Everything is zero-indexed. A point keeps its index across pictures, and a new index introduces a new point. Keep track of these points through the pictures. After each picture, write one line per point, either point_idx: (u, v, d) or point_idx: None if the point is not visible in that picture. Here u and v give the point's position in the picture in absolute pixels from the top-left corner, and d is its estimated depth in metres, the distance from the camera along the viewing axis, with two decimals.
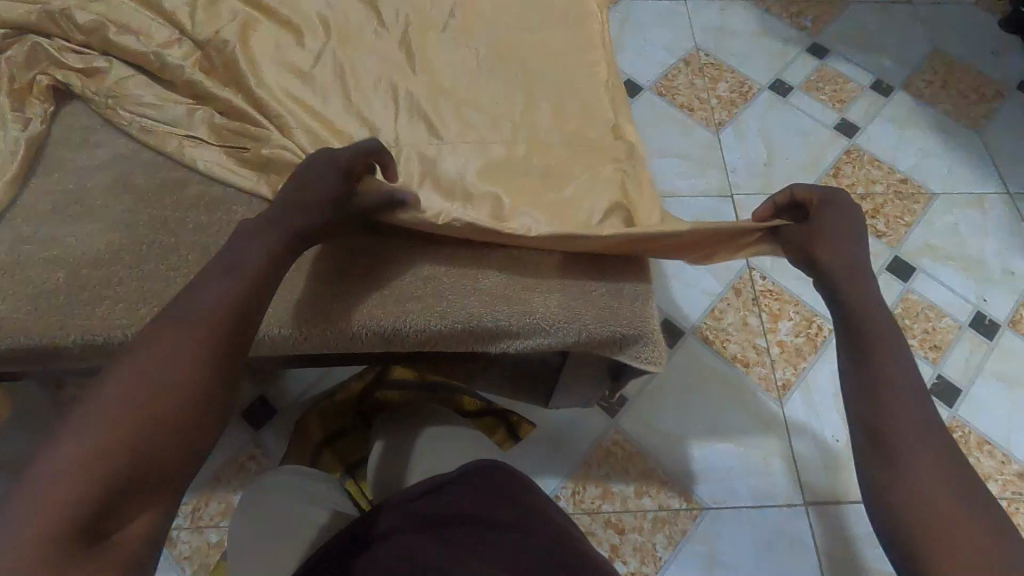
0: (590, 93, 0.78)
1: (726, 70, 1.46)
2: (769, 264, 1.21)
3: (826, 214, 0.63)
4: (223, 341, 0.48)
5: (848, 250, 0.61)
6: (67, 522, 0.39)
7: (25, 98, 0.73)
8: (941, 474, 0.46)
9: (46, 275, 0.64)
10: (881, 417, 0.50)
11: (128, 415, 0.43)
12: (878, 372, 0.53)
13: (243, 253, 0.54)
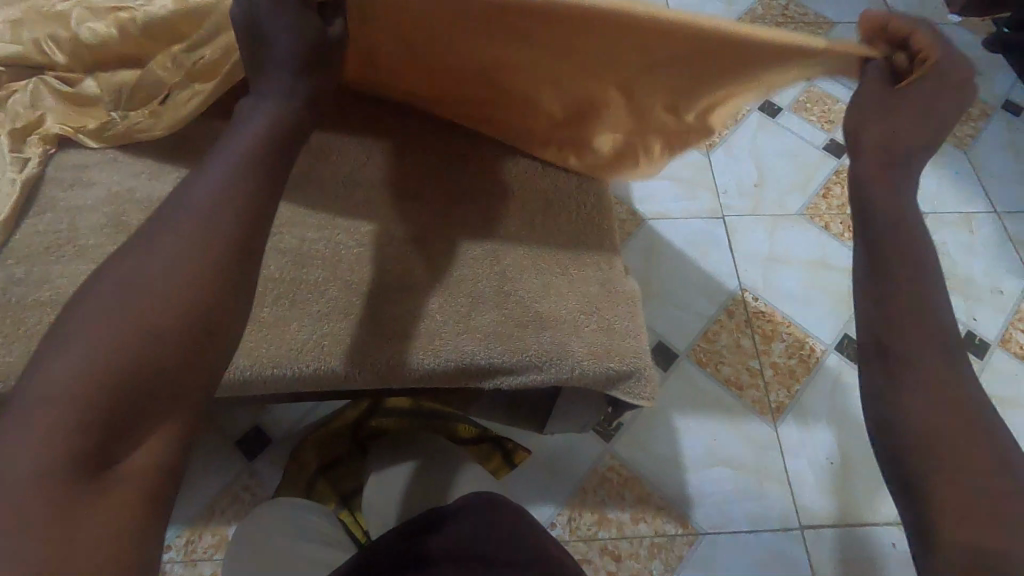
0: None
1: None
2: (761, 286, 1.22)
3: (932, 75, 0.48)
4: (220, 241, 0.41)
5: (911, 127, 0.49)
6: (63, 452, 0.35)
7: (23, 138, 0.72)
8: (967, 420, 0.41)
9: (40, 317, 0.64)
10: (898, 336, 0.45)
11: (117, 332, 0.37)
12: (897, 284, 0.46)
13: (237, 138, 0.46)
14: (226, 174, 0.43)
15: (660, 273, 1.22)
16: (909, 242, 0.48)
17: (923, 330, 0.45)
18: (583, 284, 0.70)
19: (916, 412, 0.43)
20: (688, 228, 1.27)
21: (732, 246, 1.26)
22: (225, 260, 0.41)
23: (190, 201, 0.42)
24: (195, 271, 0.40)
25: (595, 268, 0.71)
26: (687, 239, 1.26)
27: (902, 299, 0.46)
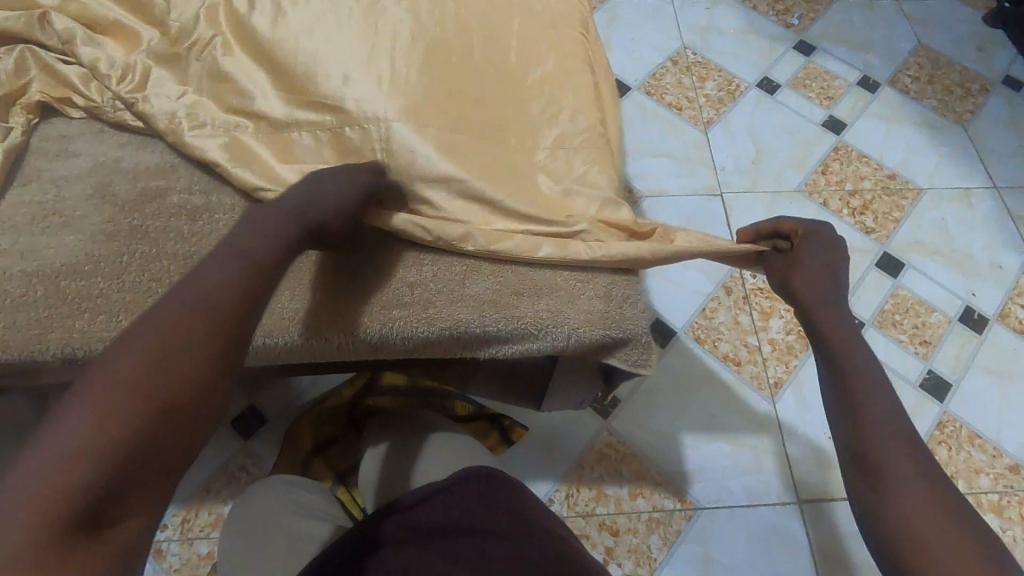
0: (576, 90, 0.76)
1: (713, 69, 1.46)
2: None
3: (808, 244, 0.69)
4: (233, 326, 0.48)
5: (824, 271, 0.67)
6: (65, 512, 0.37)
7: (8, 107, 0.71)
8: (939, 501, 0.48)
9: (25, 288, 0.63)
10: (869, 441, 0.53)
11: (132, 402, 0.41)
12: (859, 393, 0.56)
13: (259, 236, 0.54)
14: (244, 269, 0.51)
15: None
16: (850, 355, 0.59)
17: (888, 423, 0.54)
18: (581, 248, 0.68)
19: (908, 503, 0.49)
20: (684, 207, 1.27)
21: (731, 224, 1.26)
22: (235, 346, 0.48)
23: (211, 288, 0.48)
24: (207, 354, 0.46)
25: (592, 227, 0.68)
26: (684, 218, 1.26)
27: (868, 407, 0.55)
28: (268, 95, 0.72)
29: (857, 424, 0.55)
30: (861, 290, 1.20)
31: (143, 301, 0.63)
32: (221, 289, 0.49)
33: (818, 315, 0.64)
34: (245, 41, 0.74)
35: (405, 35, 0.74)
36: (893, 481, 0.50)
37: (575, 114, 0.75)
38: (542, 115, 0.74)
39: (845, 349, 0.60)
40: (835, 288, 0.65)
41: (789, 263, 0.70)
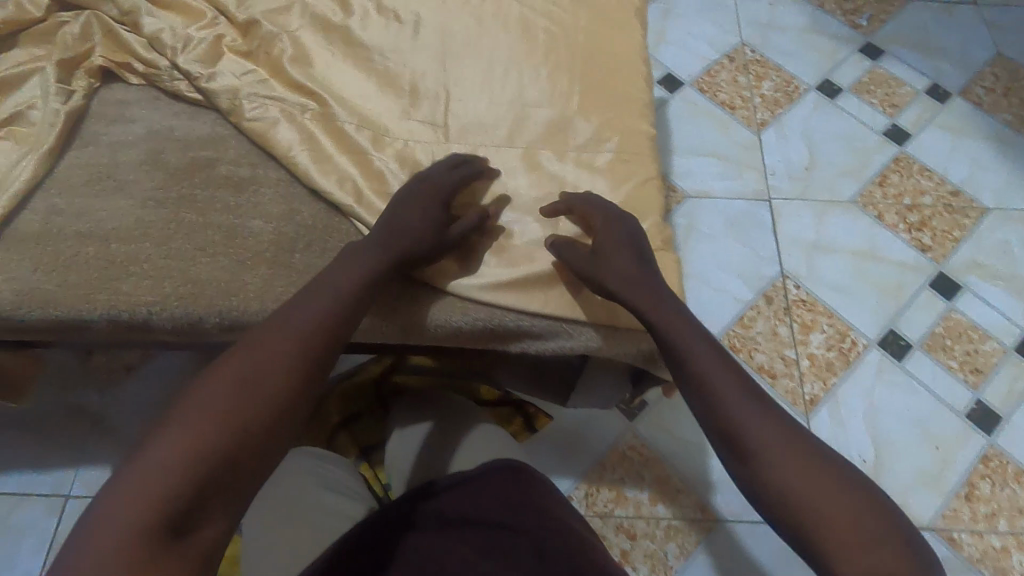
0: (631, 81, 0.74)
1: (771, 68, 1.41)
2: (804, 272, 1.17)
3: (606, 233, 0.62)
4: (306, 365, 0.53)
5: (628, 256, 0.62)
6: (163, 513, 0.43)
7: (72, 70, 0.73)
8: (802, 451, 0.53)
9: (75, 249, 0.65)
10: (742, 423, 0.55)
11: (221, 426, 0.47)
12: (708, 375, 0.58)
13: (347, 269, 0.58)
14: (325, 306, 0.56)
15: (696, 252, 1.19)
16: (691, 339, 0.59)
17: (762, 414, 0.56)
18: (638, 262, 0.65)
19: (780, 469, 0.52)
20: (730, 208, 1.23)
21: (777, 231, 1.21)
22: (305, 383, 0.52)
23: (297, 321, 0.54)
24: (281, 388, 0.51)
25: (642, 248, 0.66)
26: (728, 220, 1.22)
27: (738, 409, 0.56)
28: (322, 74, 0.73)
29: (736, 433, 0.55)
30: (911, 310, 1.14)
31: (185, 267, 0.64)
32: (301, 329, 0.54)
33: (631, 299, 0.60)
34: (307, 17, 0.75)
35: (460, 28, 0.74)
36: (784, 476, 0.52)
37: (627, 106, 0.72)
38: (595, 104, 0.72)
39: (691, 347, 0.59)
40: (639, 266, 0.62)
41: (590, 255, 0.62)
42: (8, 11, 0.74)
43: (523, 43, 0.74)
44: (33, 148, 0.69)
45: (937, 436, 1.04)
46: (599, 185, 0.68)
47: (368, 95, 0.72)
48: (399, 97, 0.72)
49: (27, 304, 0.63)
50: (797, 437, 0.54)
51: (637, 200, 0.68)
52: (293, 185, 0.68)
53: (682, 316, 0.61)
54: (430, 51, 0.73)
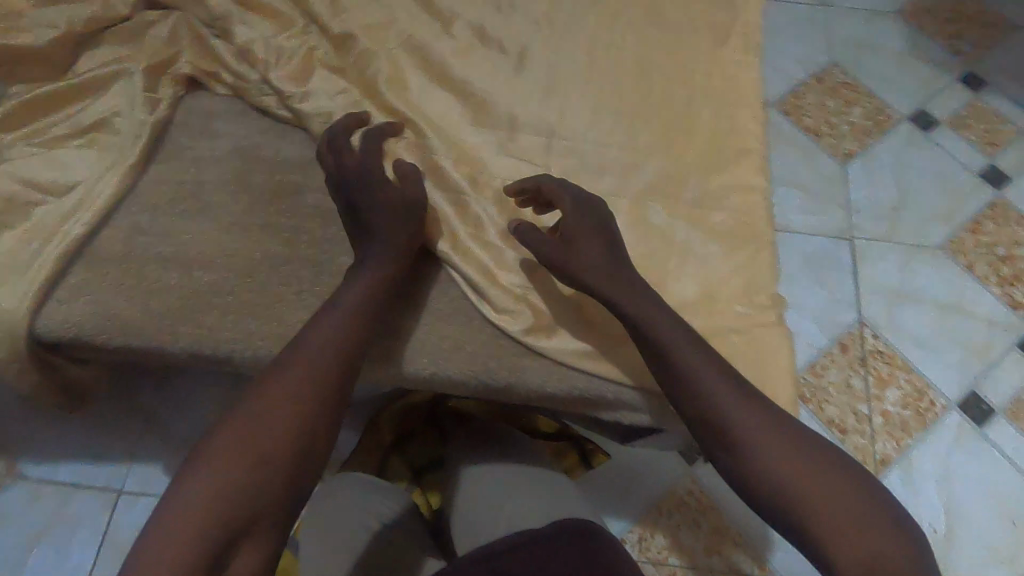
0: (749, 130, 0.68)
1: (863, 93, 1.32)
2: (882, 322, 1.11)
3: (573, 218, 0.59)
4: (325, 393, 0.52)
5: (597, 241, 0.58)
6: (198, 555, 0.44)
7: (158, 77, 0.70)
8: (804, 454, 0.50)
9: (158, 274, 0.62)
10: (741, 432, 0.51)
11: (244, 462, 0.48)
12: (696, 375, 0.53)
13: (353, 286, 0.57)
14: (334, 328, 0.55)
15: None
16: (671, 334, 0.54)
17: (750, 407, 0.52)
18: (753, 337, 0.60)
19: (785, 474, 0.49)
20: (809, 245, 1.17)
21: (857, 274, 1.14)
22: (325, 411, 0.52)
23: (309, 347, 0.54)
24: (301, 420, 0.51)
25: (756, 320, 0.60)
26: (806, 258, 1.16)
27: (726, 402, 0.52)
28: (417, 100, 0.69)
29: (726, 435, 0.52)
30: (996, 372, 1.08)
31: (271, 305, 0.61)
32: (317, 356, 0.53)
33: (603, 289, 0.56)
34: (404, 39, 0.70)
35: (566, 62, 0.70)
36: (779, 472, 0.49)
37: (744, 158, 0.67)
38: (709, 154, 0.67)
39: (673, 339, 0.54)
40: (605, 250, 0.57)
41: (561, 243, 0.58)
42: (93, 7, 0.71)
43: (632, 82, 0.69)
44: (118, 160, 0.66)
45: (1014, 511, 0.99)
46: (706, 245, 0.63)
47: (465, 128, 0.68)
48: (499, 133, 0.67)
49: (109, 330, 0.61)
50: (797, 439, 0.51)
51: (750, 266, 0.63)
52: None
53: (659, 307, 0.56)
54: (533, 86, 0.69)
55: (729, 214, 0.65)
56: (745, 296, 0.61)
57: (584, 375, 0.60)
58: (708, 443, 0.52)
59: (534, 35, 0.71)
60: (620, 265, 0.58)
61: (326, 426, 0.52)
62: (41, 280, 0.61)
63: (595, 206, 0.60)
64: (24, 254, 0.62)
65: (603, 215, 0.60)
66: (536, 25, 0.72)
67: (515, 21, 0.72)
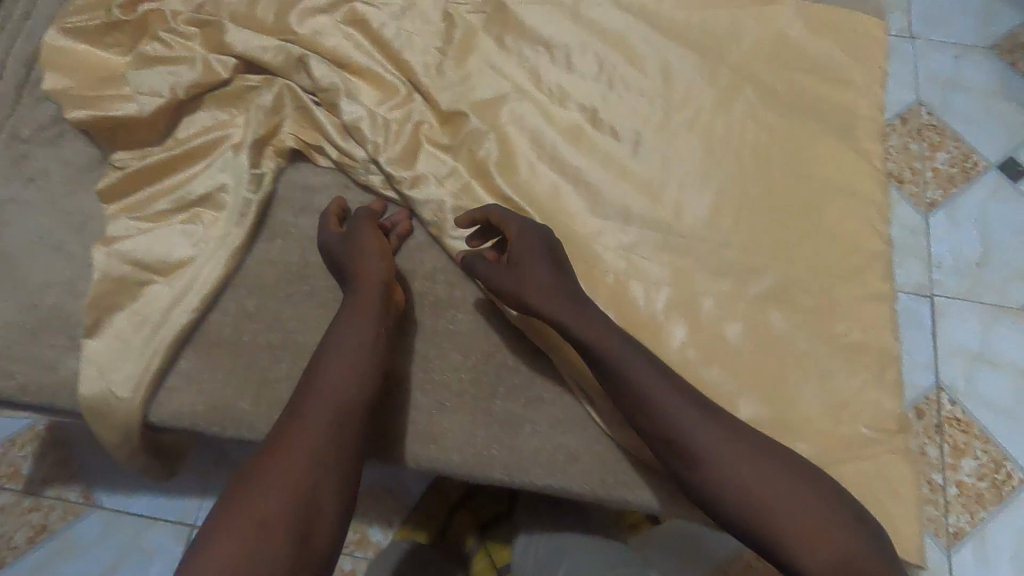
0: (869, 231, 0.66)
1: (949, 136, 1.26)
2: (961, 387, 1.08)
3: (517, 236, 0.60)
4: (337, 429, 0.54)
5: (544, 264, 0.59)
6: None
7: (261, 148, 0.68)
8: (777, 471, 0.53)
9: (270, 364, 0.62)
10: (717, 464, 0.52)
11: (265, 512, 0.49)
12: (659, 407, 0.54)
13: (349, 326, 0.58)
14: (337, 368, 0.56)
15: None
16: (633, 366, 0.55)
17: (721, 436, 0.54)
18: (877, 459, 0.58)
19: (764, 497, 0.51)
20: None
21: (936, 335, 1.11)
22: (341, 445, 0.53)
23: (315, 391, 0.55)
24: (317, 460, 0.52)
25: (880, 439, 0.59)
26: None
27: (696, 436, 0.53)
28: (528, 184, 0.67)
29: (704, 470, 0.53)
30: None
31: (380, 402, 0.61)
32: (321, 398, 0.54)
33: (557, 314, 0.57)
34: (515, 117, 0.68)
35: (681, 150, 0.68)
36: (758, 496, 0.51)
37: (863, 262, 0.65)
38: (829, 255, 0.64)
39: (637, 375, 0.55)
40: (554, 272, 0.59)
41: (508, 268, 0.59)
42: (196, 71, 0.69)
43: (748, 174, 0.67)
44: (221, 238, 0.64)
45: None
46: (828, 354, 0.61)
47: (577, 216, 0.66)
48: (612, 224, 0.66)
49: (221, 420, 0.61)
50: (768, 458, 0.53)
51: (872, 380, 0.61)
52: (493, 312, 0.63)
53: (609, 330, 0.57)
54: (645, 175, 0.67)
55: (852, 321, 0.63)
56: (869, 413, 0.60)
57: None
58: (692, 479, 0.53)
59: (647, 119, 0.69)
60: (570, 290, 0.59)
61: (341, 460, 0.53)
62: (153, 367, 0.60)
63: (541, 231, 0.62)
64: (134, 337, 0.61)
65: (546, 237, 0.61)
66: (650, 107, 0.70)
67: (627, 102, 0.70)
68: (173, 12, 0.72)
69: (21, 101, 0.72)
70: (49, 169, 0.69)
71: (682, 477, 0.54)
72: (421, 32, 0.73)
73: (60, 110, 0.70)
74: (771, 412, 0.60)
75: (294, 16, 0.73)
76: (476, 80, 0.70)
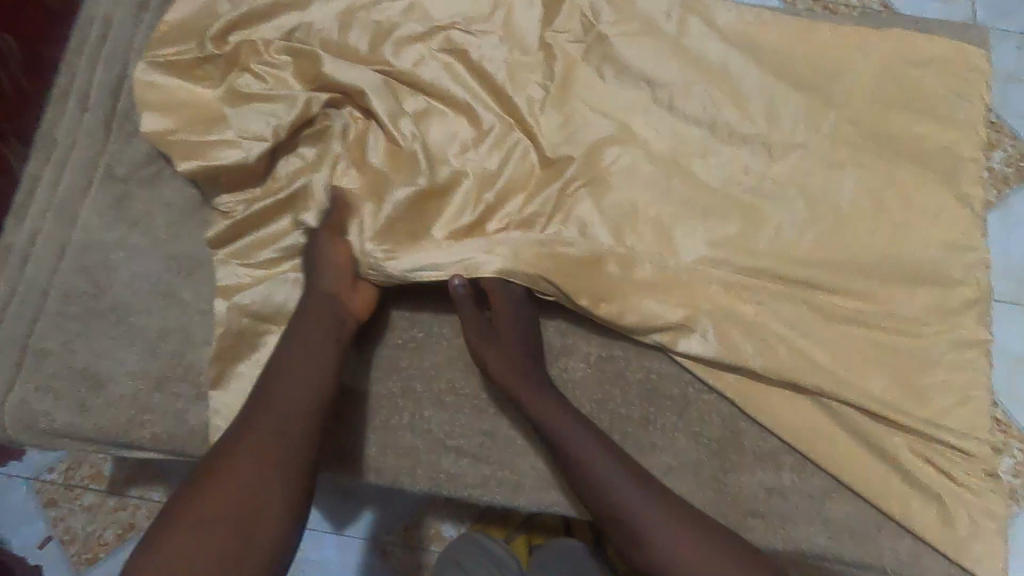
0: (967, 280, 0.68)
1: (1008, 133, 1.14)
2: (1005, 389, 1.06)
3: (504, 308, 0.64)
4: (293, 454, 0.53)
5: (522, 338, 0.64)
6: None
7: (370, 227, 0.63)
8: (708, 530, 0.57)
9: (392, 411, 0.65)
10: (657, 516, 0.57)
11: (213, 528, 0.49)
12: (604, 462, 0.59)
13: (305, 352, 0.57)
14: (294, 391, 0.55)
15: None
16: (579, 423, 0.61)
17: (662, 489, 0.59)
18: (957, 488, 0.64)
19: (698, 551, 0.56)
20: None
21: None
22: (296, 467, 0.53)
23: (268, 415, 0.54)
24: (264, 473, 0.51)
25: (961, 471, 0.65)
26: None
27: (637, 483, 0.58)
28: (634, 228, 0.67)
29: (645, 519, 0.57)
30: None
31: (502, 451, 0.65)
32: (275, 416, 0.54)
33: (540, 407, 0.61)
34: (618, 160, 0.69)
35: (781, 194, 0.69)
36: (687, 548, 0.56)
37: (957, 310, 0.68)
38: (921, 298, 0.67)
39: (579, 443, 0.59)
40: (526, 352, 0.64)
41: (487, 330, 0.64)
42: (295, 110, 0.66)
43: (849, 222, 0.68)
44: None
45: None
46: (919, 395, 0.65)
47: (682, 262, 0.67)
48: (716, 267, 0.67)
49: (353, 468, 0.64)
50: (701, 517, 0.58)
51: (958, 416, 0.65)
52: (612, 349, 0.68)
53: (539, 385, 0.62)
54: (753, 220, 0.68)
55: (944, 362, 0.66)
56: (955, 448, 0.65)
57: (807, 521, 0.64)
58: (637, 540, 0.57)
59: (753, 163, 0.69)
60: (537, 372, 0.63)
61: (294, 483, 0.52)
62: None
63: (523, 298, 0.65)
64: None
65: (526, 312, 0.65)
66: (757, 150, 0.70)
67: (728, 142, 0.70)
68: (264, 42, 0.68)
69: (111, 137, 0.71)
70: (150, 211, 0.69)
71: (635, 539, 0.57)
72: (521, 64, 0.71)
73: (155, 150, 0.69)
74: (860, 446, 0.65)
75: (388, 47, 0.70)
76: (582, 121, 0.70)
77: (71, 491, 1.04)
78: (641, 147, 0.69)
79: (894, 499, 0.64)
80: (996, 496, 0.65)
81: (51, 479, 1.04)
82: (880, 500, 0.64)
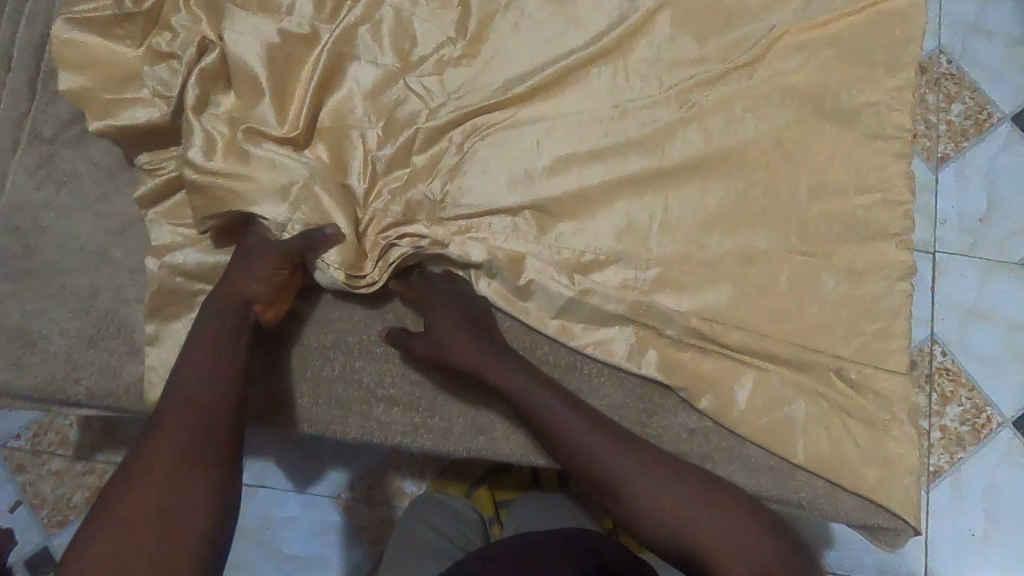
0: (881, 234, 0.71)
1: (967, 86, 1.13)
2: (954, 339, 1.07)
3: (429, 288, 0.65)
4: (215, 415, 0.53)
5: (456, 308, 0.65)
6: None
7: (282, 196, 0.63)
8: (654, 461, 0.60)
9: (321, 362, 0.66)
10: (607, 458, 0.59)
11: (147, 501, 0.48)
12: (545, 413, 0.61)
13: (218, 326, 0.57)
14: (202, 363, 0.55)
15: None
16: (517, 380, 0.62)
17: (599, 430, 0.61)
18: (865, 423, 0.68)
19: (651, 481, 0.59)
20: None
21: (934, 290, 1.08)
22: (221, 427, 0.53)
23: (182, 391, 0.53)
24: (190, 437, 0.51)
25: (869, 408, 0.68)
26: None
27: (578, 430, 0.61)
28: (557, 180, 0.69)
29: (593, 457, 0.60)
30: None
31: (430, 400, 0.66)
32: (190, 390, 0.53)
33: (489, 365, 0.63)
34: (543, 113, 0.70)
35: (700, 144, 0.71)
36: (639, 478, 0.59)
37: (866, 260, 0.71)
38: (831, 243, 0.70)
39: (521, 393, 0.62)
40: (464, 320, 0.64)
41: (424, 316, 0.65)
42: (211, 61, 0.65)
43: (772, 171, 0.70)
44: None
45: None
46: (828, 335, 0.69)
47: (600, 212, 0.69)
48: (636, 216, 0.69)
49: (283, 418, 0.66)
50: (640, 446, 0.61)
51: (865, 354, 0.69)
52: None
53: (487, 353, 0.63)
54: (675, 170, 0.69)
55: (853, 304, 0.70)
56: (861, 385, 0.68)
57: (726, 458, 0.68)
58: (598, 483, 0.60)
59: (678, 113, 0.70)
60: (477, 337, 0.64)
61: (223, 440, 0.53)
62: None
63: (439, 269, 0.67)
64: None
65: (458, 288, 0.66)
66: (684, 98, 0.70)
67: (652, 94, 0.71)
68: None
69: (37, 97, 0.70)
70: (78, 171, 0.69)
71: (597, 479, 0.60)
72: (448, 19, 0.70)
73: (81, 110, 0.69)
74: (775, 386, 0.68)
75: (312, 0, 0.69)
76: (509, 76, 0.70)
77: (38, 456, 1.06)
78: (566, 99, 0.70)
79: (806, 436, 0.67)
80: (903, 430, 0.68)
81: (18, 446, 1.06)
82: (795, 439, 0.67)
